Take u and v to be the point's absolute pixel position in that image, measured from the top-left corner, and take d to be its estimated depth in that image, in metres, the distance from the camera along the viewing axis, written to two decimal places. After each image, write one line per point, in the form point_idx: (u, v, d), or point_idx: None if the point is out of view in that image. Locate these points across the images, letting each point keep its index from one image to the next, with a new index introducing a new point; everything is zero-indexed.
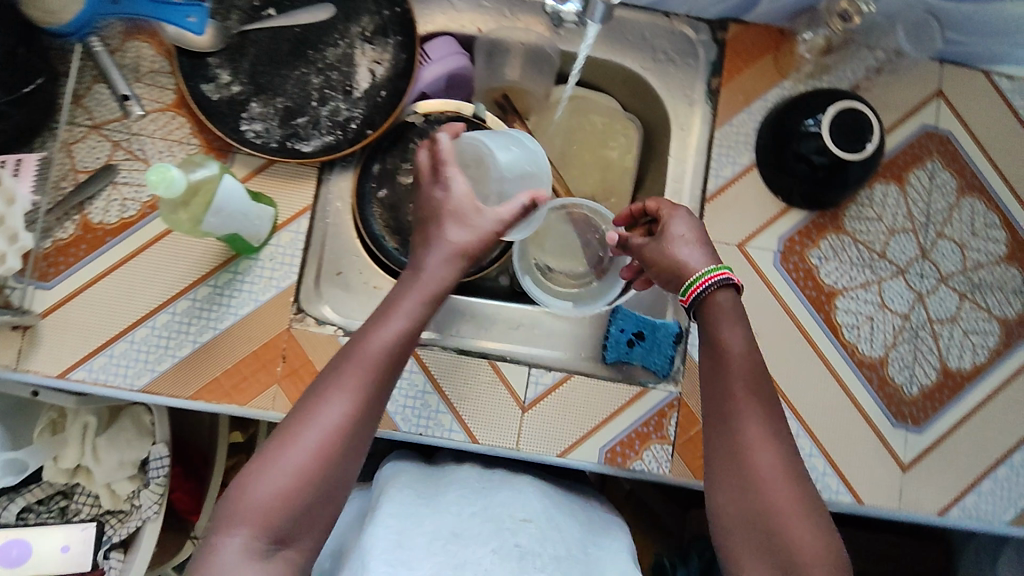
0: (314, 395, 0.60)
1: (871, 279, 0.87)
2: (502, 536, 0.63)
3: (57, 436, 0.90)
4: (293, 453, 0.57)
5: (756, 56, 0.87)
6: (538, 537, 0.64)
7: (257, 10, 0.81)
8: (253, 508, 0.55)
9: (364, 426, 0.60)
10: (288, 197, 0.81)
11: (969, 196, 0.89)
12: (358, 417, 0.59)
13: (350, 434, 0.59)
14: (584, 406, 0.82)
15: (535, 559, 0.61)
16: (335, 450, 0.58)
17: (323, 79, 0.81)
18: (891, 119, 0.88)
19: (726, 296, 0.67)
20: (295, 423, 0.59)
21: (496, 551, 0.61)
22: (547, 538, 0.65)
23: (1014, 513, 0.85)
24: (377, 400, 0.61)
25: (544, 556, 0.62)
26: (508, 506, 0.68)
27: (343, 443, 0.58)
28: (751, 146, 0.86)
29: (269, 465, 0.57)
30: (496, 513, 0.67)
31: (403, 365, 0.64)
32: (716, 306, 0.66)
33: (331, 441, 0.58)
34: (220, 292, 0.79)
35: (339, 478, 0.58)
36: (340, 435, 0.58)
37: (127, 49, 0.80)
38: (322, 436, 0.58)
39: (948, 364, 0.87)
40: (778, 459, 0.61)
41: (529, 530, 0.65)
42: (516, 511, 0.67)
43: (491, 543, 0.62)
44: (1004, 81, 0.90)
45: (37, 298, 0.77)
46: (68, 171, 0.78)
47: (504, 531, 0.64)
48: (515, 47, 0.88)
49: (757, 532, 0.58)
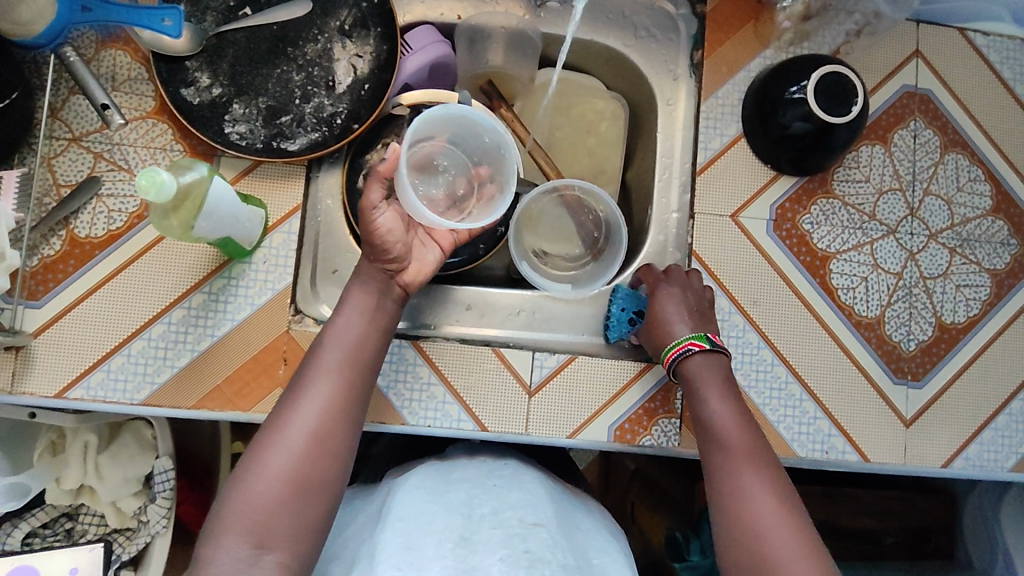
0: (287, 407, 0.67)
1: (863, 241, 0.88)
2: (510, 544, 0.61)
3: (57, 457, 0.88)
4: (270, 457, 0.63)
5: (737, 26, 0.87)
6: (548, 543, 0.62)
7: (233, 10, 0.80)
8: (237, 516, 0.61)
9: (334, 427, 0.66)
10: (278, 198, 0.80)
11: (952, 151, 0.90)
12: (329, 425, 0.66)
13: (323, 435, 0.65)
14: (588, 387, 0.82)
15: (544, 566, 0.59)
16: (308, 451, 0.64)
17: (305, 76, 0.80)
18: (873, 81, 0.89)
19: (697, 359, 0.75)
20: (268, 431, 0.65)
21: (504, 560, 0.59)
22: (559, 545, 0.63)
23: (1015, 459, 0.87)
24: (347, 405, 0.68)
25: (552, 562, 0.60)
26: (519, 512, 0.66)
27: (316, 449, 0.64)
28: (737, 116, 0.87)
29: (255, 474, 0.62)
30: (506, 519, 0.65)
31: (370, 374, 0.71)
32: (691, 368, 0.75)
33: (305, 441, 0.64)
34: (215, 299, 0.78)
35: (317, 479, 0.64)
36: (311, 436, 0.65)
37: (102, 58, 0.78)
38: (295, 439, 0.64)
39: (944, 318, 0.88)
40: (760, 484, 0.66)
41: (539, 536, 0.63)
42: (526, 516, 0.65)
43: (501, 551, 0.60)
44: (979, 37, 0.91)
45: (28, 317, 0.75)
46: (49, 186, 0.76)
47: (513, 537, 0.62)
48: (497, 32, 0.87)
49: (743, 549, 0.63)
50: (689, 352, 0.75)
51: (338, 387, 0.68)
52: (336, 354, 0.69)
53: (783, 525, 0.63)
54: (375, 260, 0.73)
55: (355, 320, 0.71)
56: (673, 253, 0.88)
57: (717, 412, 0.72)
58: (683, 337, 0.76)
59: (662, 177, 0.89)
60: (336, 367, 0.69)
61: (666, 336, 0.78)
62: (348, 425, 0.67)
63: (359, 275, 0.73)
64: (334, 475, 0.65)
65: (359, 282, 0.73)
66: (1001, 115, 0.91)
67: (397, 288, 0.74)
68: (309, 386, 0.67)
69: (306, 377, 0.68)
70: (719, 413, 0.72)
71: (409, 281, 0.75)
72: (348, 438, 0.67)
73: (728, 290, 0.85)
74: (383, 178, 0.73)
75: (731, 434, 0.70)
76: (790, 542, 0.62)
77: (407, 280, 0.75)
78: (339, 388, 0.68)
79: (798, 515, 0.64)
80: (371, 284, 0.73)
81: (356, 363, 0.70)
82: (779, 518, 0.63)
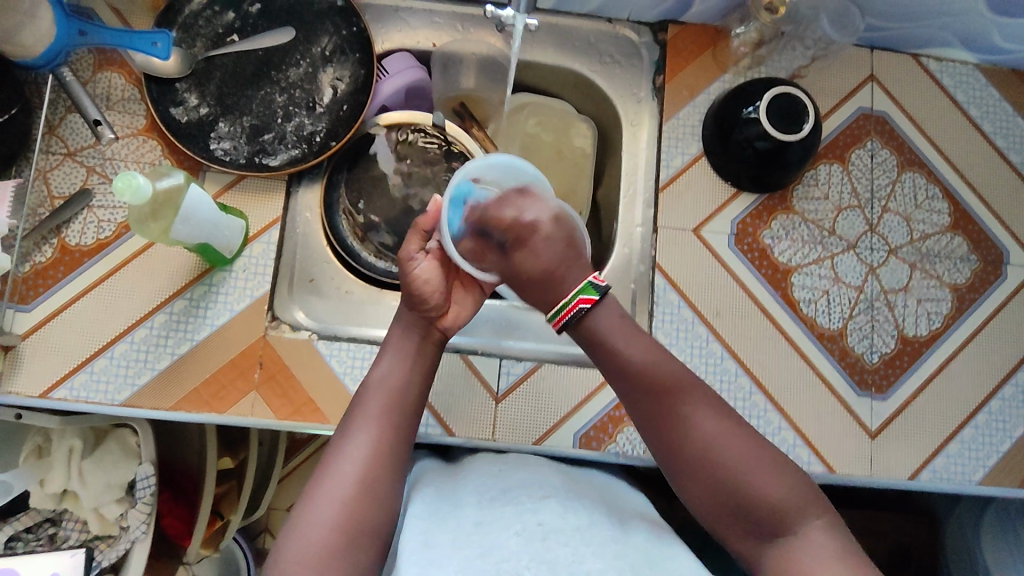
0: (333, 452, 0.64)
1: (824, 255, 0.90)
2: (523, 517, 0.59)
3: (42, 460, 0.90)
4: (320, 503, 0.60)
5: (696, 53, 0.93)
6: (559, 512, 0.60)
7: (221, 36, 0.86)
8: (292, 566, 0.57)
9: (383, 471, 0.63)
10: (260, 211, 0.85)
11: (909, 170, 0.93)
12: (377, 465, 0.63)
13: (371, 477, 0.62)
14: (554, 394, 0.85)
15: (558, 534, 0.57)
16: (357, 497, 0.61)
17: (287, 97, 0.86)
18: (829, 104, 0.93)
19: (600, 316, 0.69)
20: (317, 480, 0.62)
21: (519, 534, 0.57)
22: (570, 510, 0.61)
23: (983, 472, 0.87)
24: (394, 447, 0.65)
25: (565, 530, 0.58)
26: (528, 488, 0.64)
27: (367, 490, 0.61)
28: (697, 136, 0.91)
29: (303, 522, 0.59)
30: (515, 497, 0.62)
31: (417, 414, 0.69)
32: (595, 327, 0.69)
33: (354, 486, 0.61)
34: (196, 305, 0.81)
35: (367, 527, 0.60)
36: (360, 481, 0.61)
37: (98, 80, 0.84)
38: (344, 484, 0.61)
39: (906, 331, 0.90)
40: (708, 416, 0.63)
41: (550, 507, 0.60)
42: (533, 491, 0.63)
43: (514, 526, 0.58)
44: (932, 63, 0.96)
45: (18, 320, 0.79)
46: (44, 198, 0.81)
47: (525, 512, 0.60)
48: (469, 58, 0.94)
49: (742, 515, 0.59)
50: (581, 312, 0.69)
51: (384, 429, 0.65)
52: (380, 398, 0.67)
53: (748, 452, 0.61)
54: (415, 307, 0.73)
55: (397, 362, 0.70)
56: (638, 265, 0.92)
57: (649, 376, 0.65)
58: (569, 297, 0.69)
59: (627, 193, 0.94)
60: (380, 411, 0.66)
61: (555, 291, 0.72)
62: (394, 467, 0.64)
63: (400, 321, 0.74)
64: (381, 521, 0.61)
65: (400, 328, 0.73)
66: (957, 135, 0.95)
67: (436, 333, 0.74)
68: (353, 430, 0.65)
69: (351, 423, 0.66)
70: (650, 376, 0.65)
71: (447, 326, 0.74)
72: (394, 483, 0.63)
73: (691, 301, 0.88)
74: (422, 231, 0.75)
75: (677, 391, 0.64)
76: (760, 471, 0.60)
77: (447, 326, 0.75)
78: (384, 430, 0.65)
79: (775, 452, 0.62)
80: (413, 329, 0.73)
81: (398, 406, 0.67)
82: (764, 465, 0.60)
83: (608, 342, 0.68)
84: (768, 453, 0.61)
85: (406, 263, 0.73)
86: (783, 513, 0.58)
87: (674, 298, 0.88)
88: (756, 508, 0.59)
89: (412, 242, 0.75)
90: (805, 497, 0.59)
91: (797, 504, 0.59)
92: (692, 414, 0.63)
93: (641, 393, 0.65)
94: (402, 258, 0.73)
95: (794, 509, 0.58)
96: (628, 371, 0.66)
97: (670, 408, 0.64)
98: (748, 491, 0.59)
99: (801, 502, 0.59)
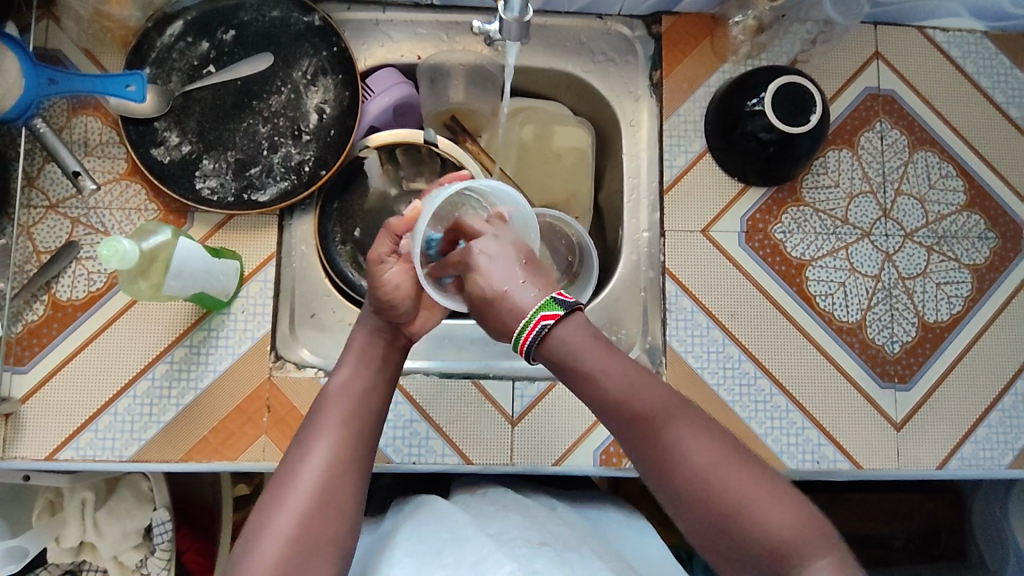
0: (289, 463, 0.60)
1: (837, 246, 0.87)
2: (517, 562, 0.56)
3: (55, 517, 0.87)
4: (275, 515, 0.56)
5: (693, 44, 0.89)
6: (555, 559, 0.57)
7: (197, 68, 0.82)
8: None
9: (342, 482, 0.59)
10: (251, 250, 0.82)
11: (921, 149, 0.90)
12: (334, 476, 0.59)
13: (330, 489, 0.58)
14: (570, 415, 0.82)
15: None
16: (317, 510, 0.57)
17: (271, 127, 0.82)
18: (834, 87, 0.89)
19: (570, 334, 0.60)
20: (274, 491, 0.58)
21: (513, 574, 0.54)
22: (567, 559, 0.58)
23: (1012, 456, 0.86)
24: (355, 456, 0.61)
25: None
26: (524, 531, 0.62)
27: (323, 502, 0.57)
28: (701, 132, 0.88)
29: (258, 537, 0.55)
30: (510, 539, 0.60)
31: (380, 425, 0.65)
32: (563, 346, 0.60)
33: (311, 497, 0.57)
34: (197, 351, 0.79)
35: (325, 539, 0.56)
36: (318, 492, 0.57)
37: (73, 125, 0.81)
38: (299, 494, 0.57)
39: (926, 318, 0.87)
40: (697, 439, 0.57)
41: (544, 553, 0.58)
42: (531, 535, 0.61)
43: (508, 566, 0.55)
44: (939, 34, 0.92)
45: (15, 383, 0.77)
46: (30, 253, 0.79)
47: (519, 557, 0.57)
48: (456, 70, 0.91)
49: (739, 552, 0.55)
50: (543, 332, 0.59)
51: (344, 437, 0.61)
52: (340, 404, 0.63)
53: (743, 481, 0.55)
54: (381, 313, 0.69)
55: (358, 370, 0.67)
56: (647, 271, 0.90)
57: (627, 401, 0.58)
58: (530, 314, 0.59)
59: (630, 198, 0.91)
60: (339, 419, 0.62)
61: (510, 314, 0.61)
62: (355, 475, 0.60)
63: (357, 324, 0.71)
64: (342, 534, 0.57)
65: (361, 331, 0.70)
66: (968, 108, 0.91)
67: (403, 338, 0.71)
68: (311, 438, 0.61)
69: (308, 432, 0.62)
70: (626, 400, 0.58)
71: (416, 332, 0.71)
72: (358, 493, 0.59)
73: (704, 304, 0.86)
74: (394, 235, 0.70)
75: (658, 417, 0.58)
76: (757, 502, 0.55)
77: (415, 331, 0.71)
78: (344, 438, 0.61)
79: (771, 476, 0.56)
80: (378, 334, 0.69)
81: (359, 414, 0.64)
82: (763, 494, 0.55)
83: (576, 369, 0.60)
84: (766, 482, 0.56)
85: (374, 266, 0.69)
86: (784, 547, 0.53)
87: (687, 303, 0.86)
88: (751, 540, 0.54)
89: (381, 245, 0.70)
90: (811, 530, 0.54)
91: (800, 538, 0.54)
92: (675, 440, 0.57)
93: (621, 419, 0.59)
94: (370, 262, 0.69)
95: (798, 546, 0.53)
96: (603, 395, 0.59)
97: (653, 435, 0.58)
98: (746, 523, 0.54)
99: (803, 536, 0.54)
